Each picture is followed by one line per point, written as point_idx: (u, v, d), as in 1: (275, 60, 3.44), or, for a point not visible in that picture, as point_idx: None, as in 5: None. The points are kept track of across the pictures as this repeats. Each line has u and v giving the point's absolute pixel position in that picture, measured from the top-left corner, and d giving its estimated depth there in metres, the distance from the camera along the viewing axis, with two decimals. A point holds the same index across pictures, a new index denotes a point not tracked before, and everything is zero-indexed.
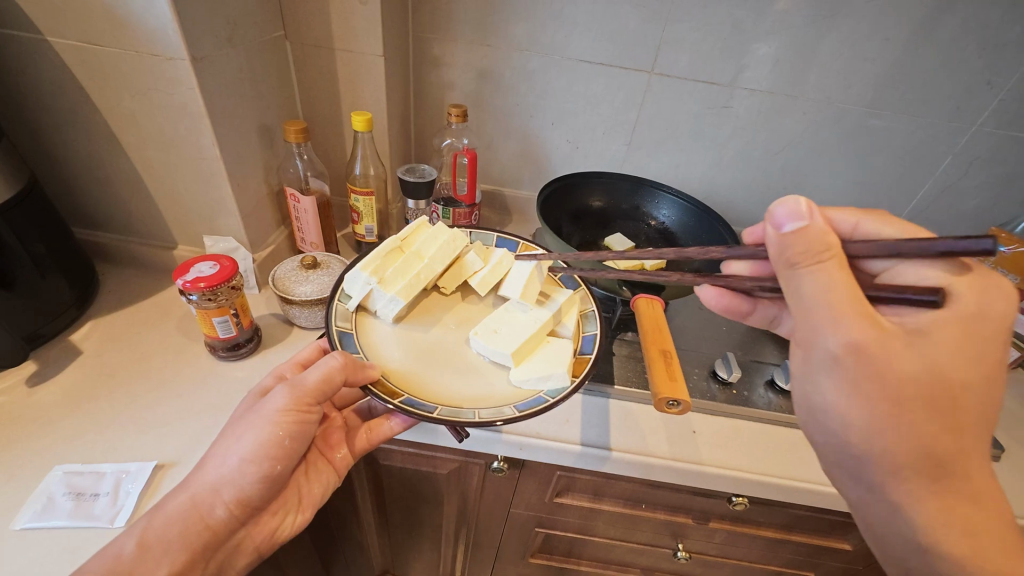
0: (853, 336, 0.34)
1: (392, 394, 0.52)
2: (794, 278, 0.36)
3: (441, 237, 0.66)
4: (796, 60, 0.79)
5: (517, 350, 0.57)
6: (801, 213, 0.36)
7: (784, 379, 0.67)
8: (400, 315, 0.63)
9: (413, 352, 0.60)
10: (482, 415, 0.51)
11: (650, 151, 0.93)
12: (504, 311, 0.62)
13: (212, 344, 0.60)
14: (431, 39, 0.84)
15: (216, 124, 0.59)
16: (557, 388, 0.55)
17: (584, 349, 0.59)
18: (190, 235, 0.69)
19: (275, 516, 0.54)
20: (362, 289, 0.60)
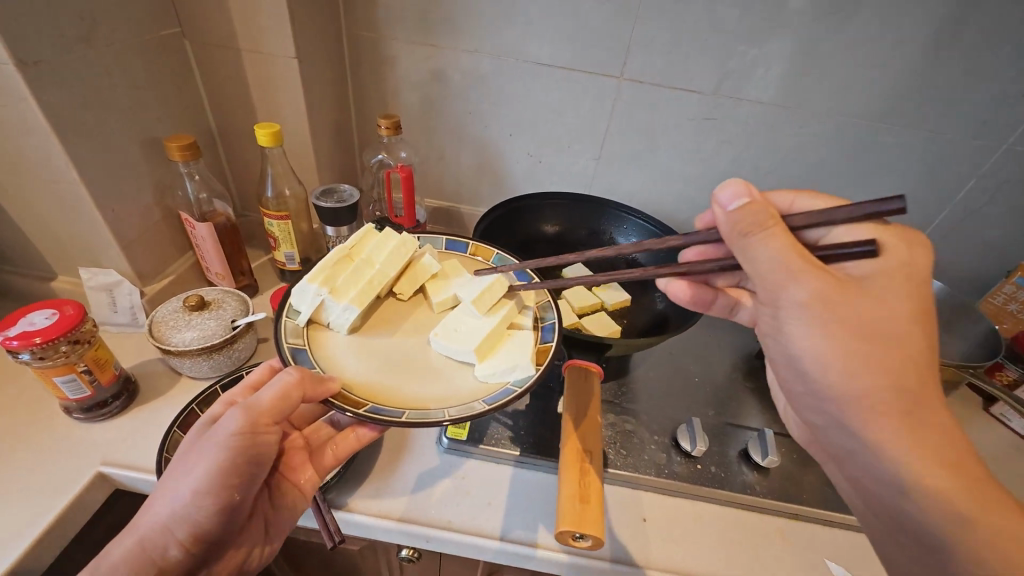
0: (813, 288, 0.32)
1: (355, 403, 0.40)
2: (748, 247, 0.34)
3: (391, 241, 0.55)
4: (790, 66, 0.67)
5: (478, 344, 0.47)
6: (741, 192, 0.34)
7: (760, 455, 0.56)
8: (357, 323, 0.50)
9: (378, 361, 0.47)
10: (454, 414, 0.40)
11: (622, 167, 0.82)
12: (466, 305, 0.51)
13: (67, 404, 0.51)
14: (368, 38, 0.74)
15: (69, 142, 0.49)
16: (523, 378, 0.44)
17: (545, 338, 0.49)
18: (67, 265, 0.59)
19: (240, 548, 0.44)
20: (312, 302, 0.47)
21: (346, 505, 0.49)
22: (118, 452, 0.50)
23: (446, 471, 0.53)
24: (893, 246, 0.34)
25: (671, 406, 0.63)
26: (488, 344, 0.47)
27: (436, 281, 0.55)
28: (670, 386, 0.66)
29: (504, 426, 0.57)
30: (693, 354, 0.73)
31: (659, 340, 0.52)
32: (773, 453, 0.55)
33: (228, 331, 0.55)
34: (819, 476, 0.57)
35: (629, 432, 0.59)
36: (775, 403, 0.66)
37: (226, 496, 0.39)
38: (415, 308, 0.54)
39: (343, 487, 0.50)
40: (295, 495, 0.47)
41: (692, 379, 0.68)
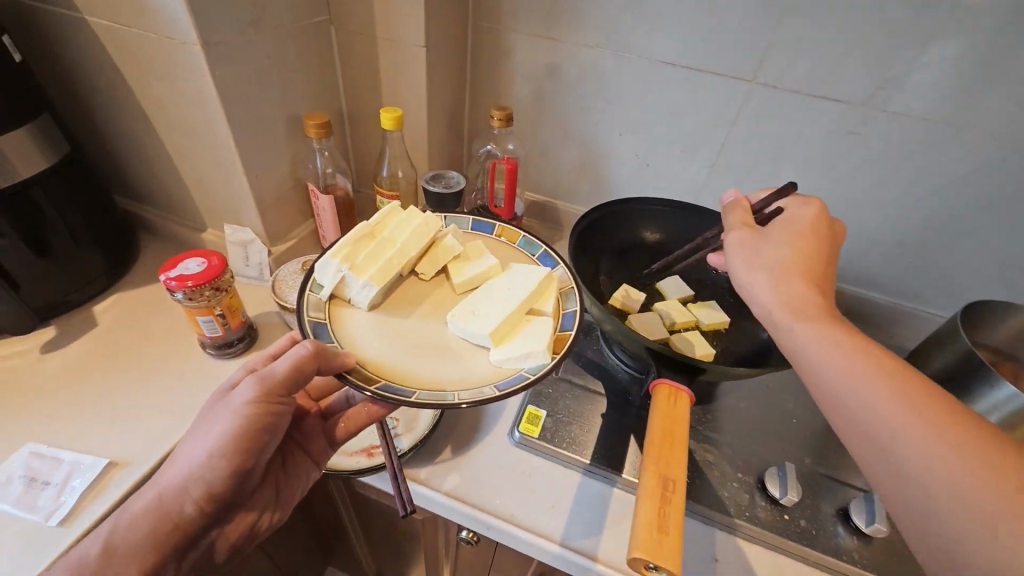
0: (738, 238, 0.45)
1: (369, 380, 0.41)
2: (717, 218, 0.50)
3: (415, 219, 0.54)
4: (969, 79, 0.57)
5: (494, 328, 0.46)
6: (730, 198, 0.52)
7: (862, 521, 0.49)
8: (376, 300, 0.49)
9: (393, 339, 0.47)
10: (463, 396, 0.41)
11: (738, 178, 0.76)
12: (485, 286, 0.51)
13: (203, 340, 0.59)
14: (491, 30, 0.75)
15: (232, 114, 0.56)
16: (538, 365, 0.44)
17: (565, 325, 0.47)
18: (215, 220, 0.69)
19: (251, 510, 0.48)
20: (333, 277, 0.47)
21: (418, 477, 0.52)
22: None
23: (513, 464, 0.54)
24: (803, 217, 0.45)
25: (760, 445, 0.58)
26: (504, 328, 0.46)
27: (459, 261, 0.54)
28: (762, 422, 0.61)
29: (578, 431, 0.56)
30: (794, 393, 0.65)
31: (763, 372, 0.47)
32: (880, 522, 0.48)
33: None
34: None
35: (710, 464, 0.55)
36: None
37: (235, 463, 0.41)
38: (436, 288, 0.53)
39: (417, 460, 0.53)
40: (306, 464, 0.52)
41: (789, 420, 0.62)
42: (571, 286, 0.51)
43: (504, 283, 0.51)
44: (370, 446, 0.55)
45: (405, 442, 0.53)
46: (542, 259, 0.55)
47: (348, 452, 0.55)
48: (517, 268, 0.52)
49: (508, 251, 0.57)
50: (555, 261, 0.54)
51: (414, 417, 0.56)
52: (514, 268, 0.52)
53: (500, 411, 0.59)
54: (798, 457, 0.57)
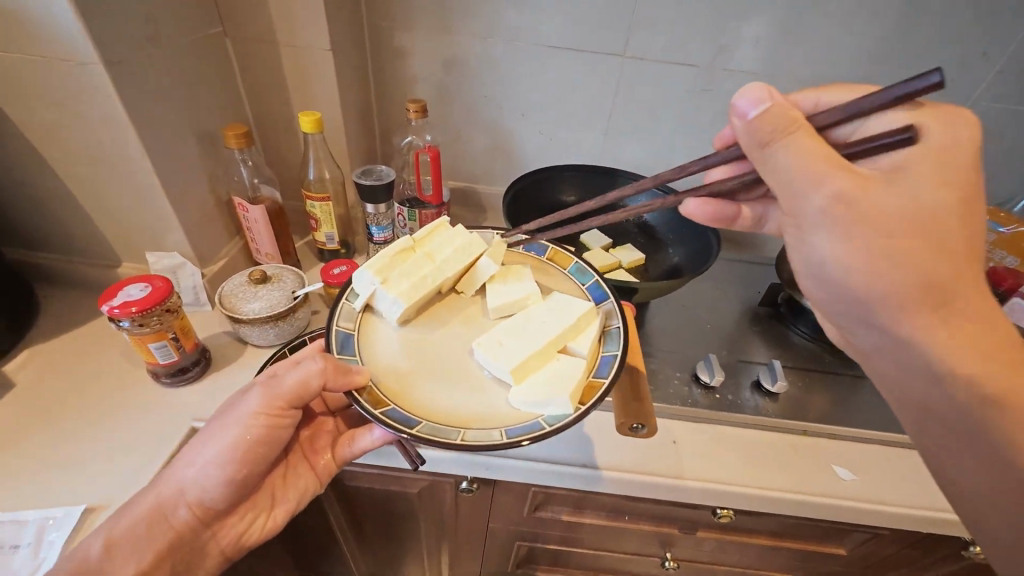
0: (836, 189, 0.34)
1: (377, 402, 0.47)
2: (770, 157, 0.35)
3: (457, 242, 0.62)
4: (775, 38, 0.74)
5: (515, 365, 0.51)
6: (762, 97, 0.34)
7: (770, 381, 0.64)
8: (409, 316, 0.58)
9: (416, 358, 0.55)
10: (468, 437, 0.45)
11: (627, 140, 0.89)
12: (522, 317, 0.57)
13: (155, 370, 0.56)
14: (387, 30, 0.79)
15: (143, 133, 0.54)
16: (554, 414, 0.47)
17: (598, 373, 0.51)
18: (131, 252, 0.65)
19: (244, 515, 0.53)
20: (368, 290, 0.56)
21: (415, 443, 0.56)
22: (204, 410, 0.56)
23: None
24: (935, 132, 0.34)
25: (687, 350, 0.71)
26: (527, 368, 0.52)
27: (496, 284, 0.61)
28: (686, 333, 0.74)
29: None
30: (703, 307, 0.80)
31: (680, 283, 0.60)
32: (781, 378, 0.64)
33: (290, 301, 0.61)
34: (821, 401, 0.65)
35: (654, 372, 0.66)
36: (780, 342, 0.74)
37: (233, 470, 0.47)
38: (467, 305, 0.62)
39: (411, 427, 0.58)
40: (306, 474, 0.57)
41: (705, 327, 0.75)
42: (612, 327, 0.56)
43: (543, 318, 0.56)
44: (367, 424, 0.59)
45: None
46: (591, 289, 0.60)
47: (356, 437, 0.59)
48: (557, 300, 0.58)
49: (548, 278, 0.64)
50: (605, 294, 0.59)
51: None
52: (554, 297, 0.59)
53: None
54: (716, 352, 0.71)
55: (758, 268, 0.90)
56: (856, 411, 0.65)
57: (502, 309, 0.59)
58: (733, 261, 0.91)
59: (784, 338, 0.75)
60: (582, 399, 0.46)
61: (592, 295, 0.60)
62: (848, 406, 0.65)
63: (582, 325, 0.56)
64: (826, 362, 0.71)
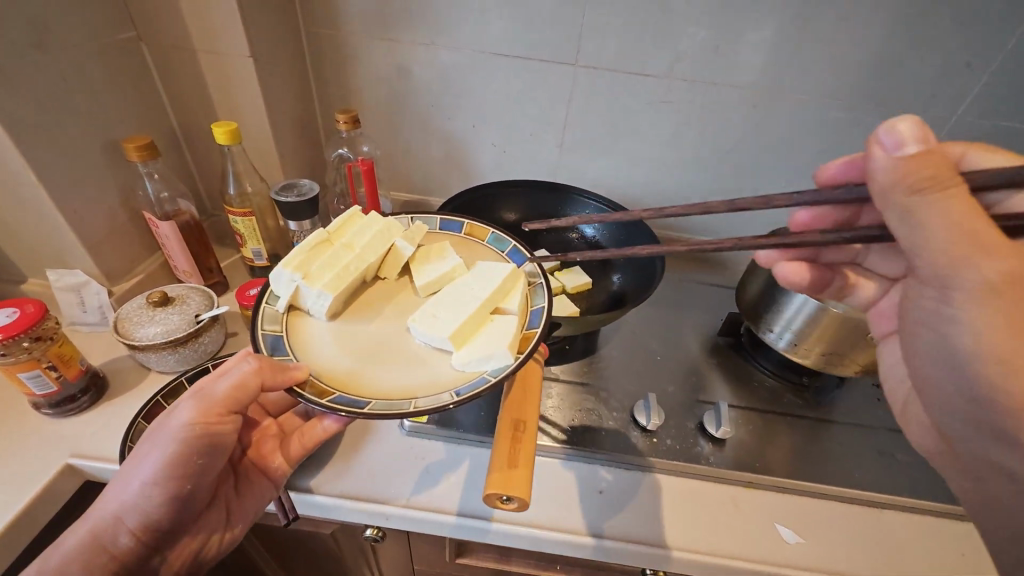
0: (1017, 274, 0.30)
1: (322, 391, 0.42)
2: (910, 210, 0.31)
3: (375, 225, 0.55)
4: (739, 48, 0.69)
5: (454, 332, 0.46)
6: (908, 138, 0.30)
7: (714, 427, 0.58)
8: (336, 309, 0.51)
9: (354, 346, 0.48)
10: (421, 405, 0.41)
11: (585, 154, 0.83)
12: (451, 285, 0.52)
13: (35, 400, 0.53)
14: (325, 35, 0.75)
15: (25, 146, 0.50)
16: (500, 367, 0.43)
17: (531, 323, 0.47)
18: (35, 269, 0.61)
19: (197, 536, 0.48)
20: (288, 288, 0.48)
21: (305, 487, 0.50)
22: (87, 445, 0.52)
23: (406, 453, 0.55)
24: None
25: (631, 385, 0.65)
26: (465, 333, 0.47)
27: (418, 265, 0.55)
28: (632, 364, 0.68)
29: (467, 409, 0.58)
30: (657, 335, 0.74)
31: (613, 316, 0.54)
32: (725, 424, 0.57)
33: (191, 325, 0.57)
34: (774, 446, 0.59)
35: (589, 410, 0.61)
36: (738, 378, 0.68)
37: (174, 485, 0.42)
38: (398, 290, 0.55)
39: (306, 468, 0.52)
40: (260, 483, 0.51)
41: (655, 358, 0.70)
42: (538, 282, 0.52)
43: (469, 284, 0.51)
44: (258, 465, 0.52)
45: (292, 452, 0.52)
46: (511, 254, 0.57)
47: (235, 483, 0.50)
48: (482, 265, 0.54)
49: (473, 252, 0.58)
50: (524, 256, 0.55)
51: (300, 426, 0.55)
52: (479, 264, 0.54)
53: None
54: (663, 387, 0.65)
55: (724, 292, 0.84)
56: (811, 458, 0.58)
57: (434, 283, 0.54)
58: (697, 284, 0.85)
59: (743, 373, 0.69)
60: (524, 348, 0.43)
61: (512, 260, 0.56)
62: (803, 453, 0.59)
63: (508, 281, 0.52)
64: (785, 402, 0.65)
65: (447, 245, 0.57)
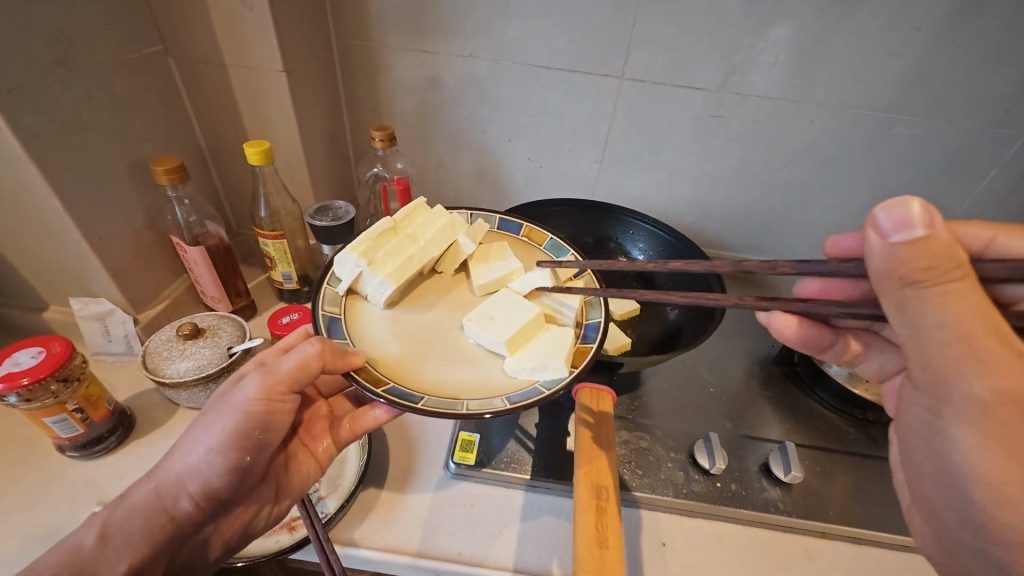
0: (998, 384, 0.28)
1: (377, 380, 0.39)
2: (906, 304, 0.30)
3: (439, 219, 0.53)
4: (798, 61, 0.64)
5: (512, 335, 0.43)
6: (914, 220, 0.28)
7: (782, 471, 0.54)
8: (394, 298, 0.48)
9: (407, 340, 0.45)
10: (472, 407, 0.38)
11: (626, 169, 0.79)
12: (505, 292, 0.48)
13: (60, 442, 0.49)
14: (358, 46, 0.71)
15: (50, 171, 0.47)
16: (554, 379, 0.40)
17: (586, 338, 0.44)
18: (58, 296, 0.58)
19: (249, 508, 0.42)
20: (351, 274, 0.46)
21: (351, 540, 0.47)
22: (114, 490, 0.49)
23: (455, 499, 0.51)
24: None
25: (685, 421, 0.61)
26: (522, 335, 0.44)
27: (476, 263, 0.52)
28: (685, 397, 0.64)
29: (515, 449, 0.55)
30: (706, 363, 0.70)
31: (672, 355, 0.51)
32: (796, 469, 0.53)
33: (224, 358, 0.53)
34: (842, 490, 0.55)
35: (643, 450, 0.57)
36: (796, 412, 0.64)
37: (238, 458, 0.38)
38: (453, 288, 0.52)
39: (350, 519, 0.48)
40: (309, 464, 0.46)
41: (707, 390, 0.66)
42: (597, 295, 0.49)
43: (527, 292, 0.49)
44: (291, 519, 0.47)
45: (330, 505, 0.47)
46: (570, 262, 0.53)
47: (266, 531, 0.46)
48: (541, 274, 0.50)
49: (531, 256, 0.55)
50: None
51: (339, 473, 0.51)
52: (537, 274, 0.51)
53: (434, 442, 0.57)
54: (718, 424, 0.61)
55: None
56: (885, 506, 0.54)
57: (488, 287, 0.50)
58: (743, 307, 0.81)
59: (800, 406, 0.65)
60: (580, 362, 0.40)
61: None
62: (875, 500, 0.55)
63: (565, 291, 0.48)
64: (850, 440, 0.61)
65: (506, 248, 0.54)
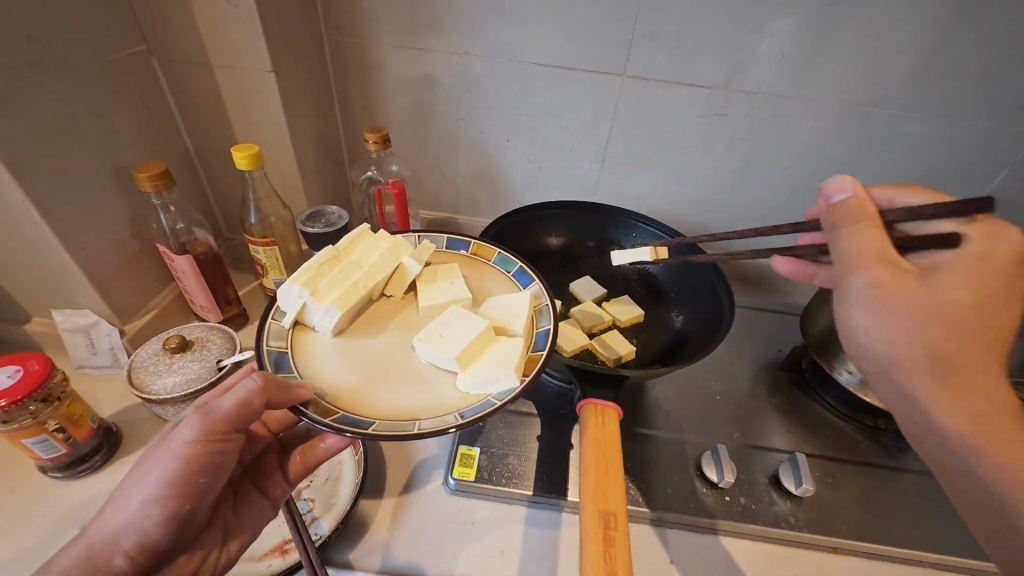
0: (873, 278, 0.31)
1: (326, 412, 0.37)
2: (834, 238, 0.34)
3: (385, 241, 0.50)
4: (805, 58, 0.62)
5: (462, 351, 0.41)
6: (846, 186, 0.34)
7: (793, 484, 0.52)
8: (343, 325, 0.45)
9: (361, 363, 0.42)
10: (426, 426, 0.36)
11: (628, 170, 0.77)
12: (453, 309, 0.46)
13: (43, 463, 0.48)
14: (350, 45, 0.68)
15: (26, 180, 0.45)
16: (507, 389, 0.39)
17: (537, 345, 0.43)
18: (40, 308, 0.56)
19: (194, 557, 0.39)
20: (295, 305, 0.43)
21: (346, 563, 0.45)
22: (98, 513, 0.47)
23: (456, 517, 0.49)
24: (974, 239, 0.31)
25: (692, 432, 0.59)
26: (471, 351, 0.42)
27: (426, 283, 0.50)
28: (691, 405, 0.63)
29: (516, 463, 0.53)
30: (712, 370, 0.68)
31: (678, 366, 0.48)
32: (807, 482, 0.51)
33: (213, 373, 0.51)
34: (853, 502, 0.54)
35: (650, 463, 0.55)
36: (805, 419, 0.62)
37: (176, 506, 0.35)
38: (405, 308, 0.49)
39: (345, 541, 0.46)
40: (261, 504, 0.44)
41: (713, 398, 0.64)
42: (544, 304, 0.47)
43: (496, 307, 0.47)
44: (283, 543, 0.46)
45: (324, 526, 0.45)
46: (517, 276, 0.51)
47: (256, 556, 0.45)
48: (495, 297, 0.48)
49: (479, 273, 0.53)
50: (531, 278, 0.50)
51: (333, 491, 0.49)
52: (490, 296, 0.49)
53: (433, 457, 0.55)
54: (725, 433, 0.59)
55: (779, 321, 0.78)
56: (897, 518, 0.53)
57: (440, 307, 0.48)
58: (749, 309, 0.79)
59: (808, 414, 0.63)
60: (530, 371, 0.39)
61: (518, 281, 0.51)
62: (887, 512, 0.53)
63: (512, 303, 0.47)
64: (861, 449, 0.59)
65: (454, 266, 0.52)
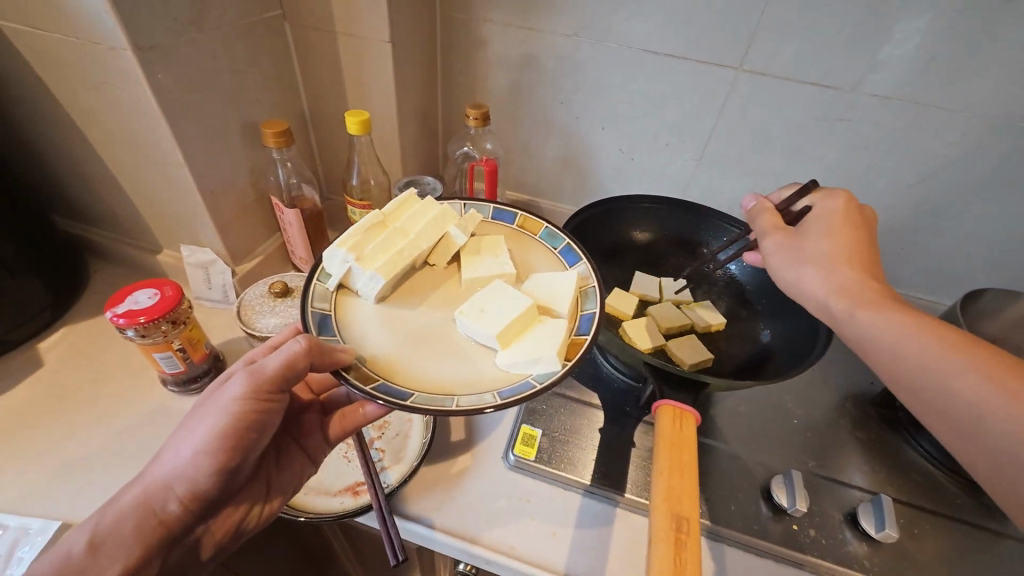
0: (773, 243, 0.46)
1: (367, 378, 0.38)
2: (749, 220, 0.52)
3: (432, 210, 0.50)
4: (960, 63, 0.55)
5: (502, 330, 0.42)
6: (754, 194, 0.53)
7: (872, 526, 0.48)
8: (386, 292, 0.46)
9: (401, 332, 0.43)
10: (462, 404, 0.37)
11: (726, 170, 0.73)
12: (496, 285, 0.46)
13: (164, 376, 0.55)
14: (461, 20, 0.69)
15: (176, 126, 0.50)
16: (546, 372, 0.40)
17: (580, 330, 0.43)
18: (171, 242, 0.64)
19: (239, 507, 0.43)
20: (341, 268, 0.44)
21: (409, 515, 0.48)
22: None
23: (513, 492, 0.51)
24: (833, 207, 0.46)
25: (763, 452, 0.56)
26: (512, 330, 0.42)
27: (469, 256, 0.50)
28: (763, 425, 0.59)
29: (576, 451, 0.53)
30: (792, 392, 0.64)
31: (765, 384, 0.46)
32: (890, 527, 0.47)
33: None
34: (940, 559, 0.49)
35: (715, 475, 0.53)
36: (894, 461, 0.57)
37: (224, 459, 0.38)
38: (446, 279, 0.50)
39: (411, 494, 0.49)
40: (300, 460, 0.48)
41: (790, 421, 0.60)
42: (590, 286, 0.47)
43: (538, 288, 0.46)
44: (355, 484, 0.50)
45: (392, 477, 0.49)
46: (563, 254, 0.51)
47: (331, 492, 0.49)
48: (537, 277, 0.48)
49: (520, 250, 0.52)
50: (578, 257, 0.49)
51: (403, 446, 0.52)
52: (531, 277, 0.48)
53: (496, 430, 0.56)
54: (799, 460, 0.56)
55: None
56: None
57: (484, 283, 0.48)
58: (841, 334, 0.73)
59: (898, 456, 0.58)
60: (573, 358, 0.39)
61: (563, 260, 0.50)
62: None
63: (556, 285, 0.46)
64: (957, 504, 0.53)
65: (498, 240, 0.51)
